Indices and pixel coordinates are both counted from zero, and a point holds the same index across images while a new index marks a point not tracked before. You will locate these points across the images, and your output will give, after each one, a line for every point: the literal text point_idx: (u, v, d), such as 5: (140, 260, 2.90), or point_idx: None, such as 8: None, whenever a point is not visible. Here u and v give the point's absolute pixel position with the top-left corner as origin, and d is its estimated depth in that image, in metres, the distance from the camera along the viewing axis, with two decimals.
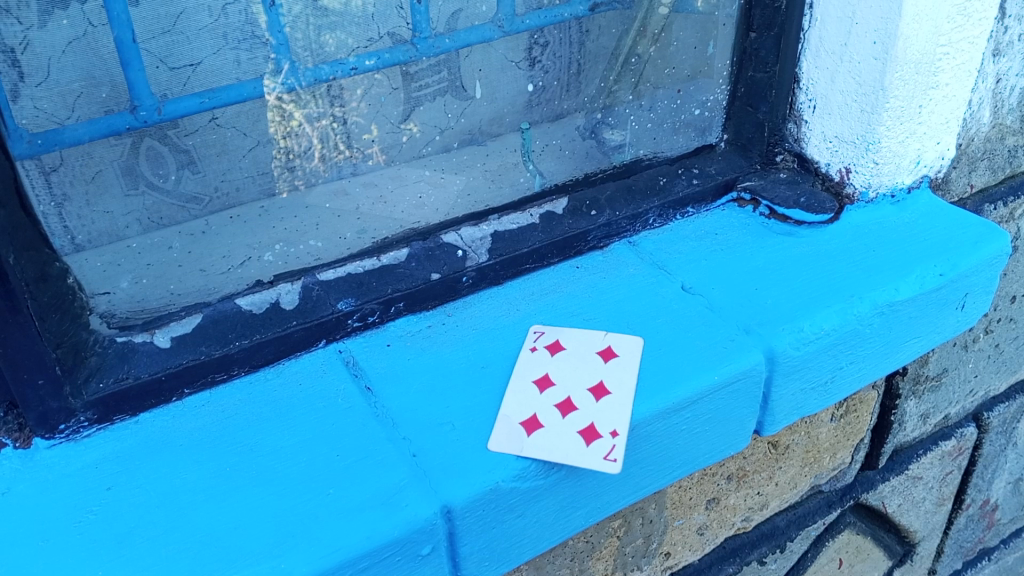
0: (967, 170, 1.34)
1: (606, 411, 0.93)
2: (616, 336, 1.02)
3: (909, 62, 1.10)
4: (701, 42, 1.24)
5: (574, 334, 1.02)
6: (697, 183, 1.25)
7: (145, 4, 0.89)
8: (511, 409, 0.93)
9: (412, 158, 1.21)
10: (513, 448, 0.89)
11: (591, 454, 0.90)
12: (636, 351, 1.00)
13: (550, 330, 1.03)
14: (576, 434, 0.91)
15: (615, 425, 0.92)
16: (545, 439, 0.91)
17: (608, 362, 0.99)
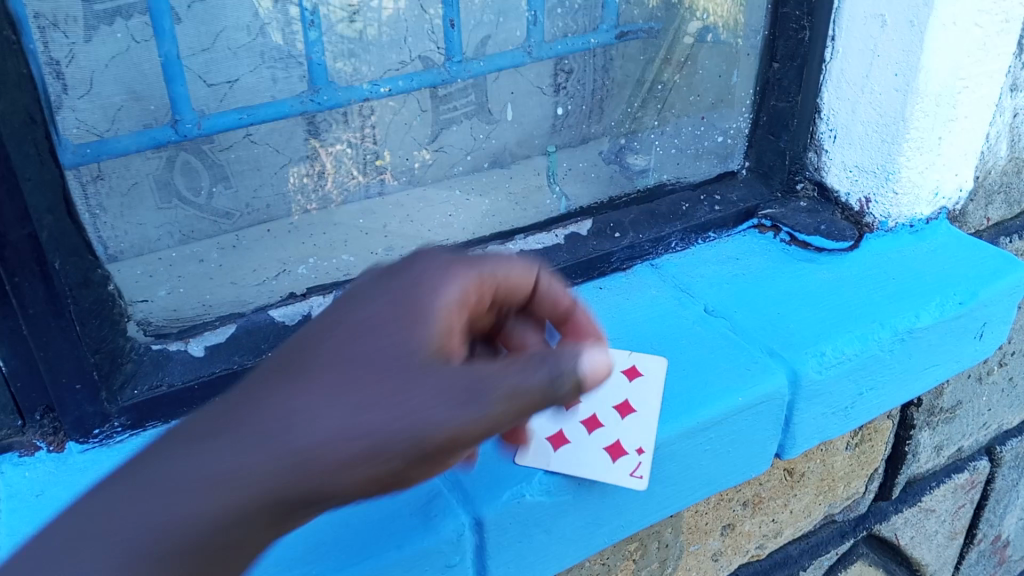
0: (984, 203, 1.35)
1: (633, 430, 0.94)
2: (640, 355, 1.01)
3: (929, 94, 1.12)
4: (725, 71, 1.26)
5: (602, 353, 1.02)
6: (720, 209, 1.27)
7: (187, 21, 0.91)
8: (539, 424, 0.95)
9: (441, 177, 1.21)
10: (541, 463, 0.91)
11: (617, 471, 0.92)
12: (663, 370, 0.99)
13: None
14: (603, 451, 0.93)
15: (641, 442, 0.93)
16: (573, 455, 0.92)
17: (634, 381, 0.97)
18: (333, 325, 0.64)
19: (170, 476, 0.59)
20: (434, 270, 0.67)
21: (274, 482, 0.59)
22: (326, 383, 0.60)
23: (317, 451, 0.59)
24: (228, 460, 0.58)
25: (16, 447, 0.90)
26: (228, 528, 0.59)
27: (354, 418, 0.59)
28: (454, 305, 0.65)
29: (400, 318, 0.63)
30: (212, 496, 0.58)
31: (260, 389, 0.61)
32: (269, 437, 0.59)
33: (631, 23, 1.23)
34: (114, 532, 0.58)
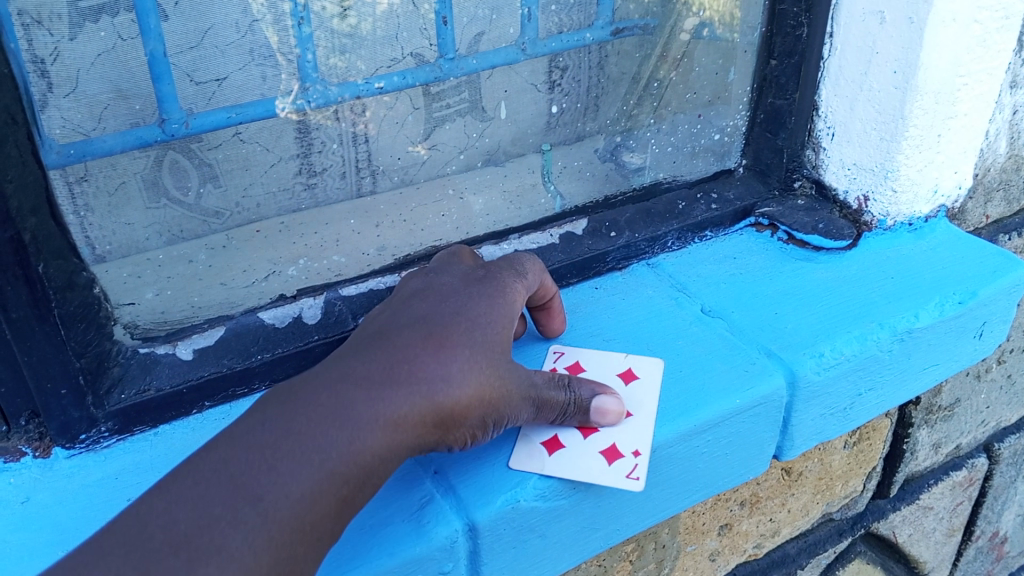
0: (982, 201, 1.33)
1: (627, 432, 0.92)
2: (636, 358, 1.01)
3: (929, 91, 1.11)
4: (722, 68, 1.24)
5: (597, 357, 1.02)
6: (716, 208, 1.27)
7: (174, 18, 0.88)
8: (531, 429, 0.93)
9: (434, 175, 1.18)
10: (536, 467, 0.89)
11: (613, 473, 0.89)
12: (658, 373, 0.99)
13: (569, 352, 1.03)
14: (598, 454, 0.90)
15: (637, 445, 0.92)
16: (568, 458, 0.90)
17: (630, 384, 0.98)
18: (366, 377, 0.78)
19: (257, 501, 0.71)
20: (433, 354, 0.79)
21: (344, 501, 0.75)
22: (367, 422, 0.75)
23: (368, 476, 0.76)
24: (296, 476, 0.73)
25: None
26: (313, 547, 0.73)
27: (395, 446, 0.76)
28: (468, 388, 0.79)
29: (418, 394, 0.77)
30: (296, 516, 0.72)
31: (318, 421, 0.75)
32: (330, 463, 0.74)
33: (628, 19, 1.18)
34: (219, 551, 0.69)
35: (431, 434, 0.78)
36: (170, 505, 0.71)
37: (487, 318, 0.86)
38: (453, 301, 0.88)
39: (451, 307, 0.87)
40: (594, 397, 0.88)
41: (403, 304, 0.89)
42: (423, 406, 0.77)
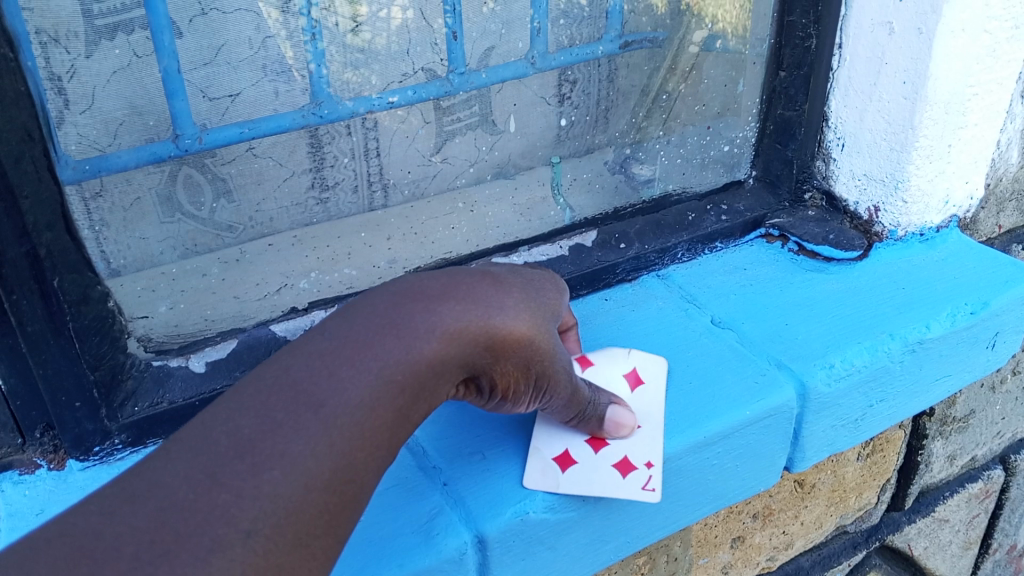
0: (995, 210, 1.33)
1: (637, 442, 0.92)
2: (640, 358, 1.00)
3: (938, 102, 1.11)
4: (731, 80, 1.24)
5: (601, 358, 1.00)
6: (727, 219, 1.27)
7: (188, 36, 0.90)
8: (542, 442, 0.91)
9: (444, 189, 1.19)
10: (548, 484, 0.88)
11: (626, 487, 0.90)
12: (661, 377, 0.99)
13: (575, 352, 1.00)
14: (611, 468, 0.90)
15: (649, 457, 0.92)
16: (581, 474, 0.89)
17: (636, 390, 0.97)
18: (424, 294, 0.75)
19: (317, 407, 0.69)
20: (489, 286, 0.78)
21: (401, 416, 0.72)
22: (425, 332, 0.72)
23: (424, 391, 0.73)
24: (354, 383, 0.70)
25: (16, 465, 0.92)
26: (370, 457, 0.71)
27: (453, 359, 0.73)
28: (523, 315, 0.76)
29: (474, 312, 0.74)
30: (355, 425, 0.70)
31: (379, 332, 0.72)
32: (386, 372, 0.71)
33: (638, 32, 1.19)
34: (280, 455, 0.67)
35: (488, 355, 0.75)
36: (234, 412, 0.70)
37: (540, 277, 0.85)
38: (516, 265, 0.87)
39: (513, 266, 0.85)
40: (607, 408, 0.89)
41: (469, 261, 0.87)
42: (480, 327, 0.74)
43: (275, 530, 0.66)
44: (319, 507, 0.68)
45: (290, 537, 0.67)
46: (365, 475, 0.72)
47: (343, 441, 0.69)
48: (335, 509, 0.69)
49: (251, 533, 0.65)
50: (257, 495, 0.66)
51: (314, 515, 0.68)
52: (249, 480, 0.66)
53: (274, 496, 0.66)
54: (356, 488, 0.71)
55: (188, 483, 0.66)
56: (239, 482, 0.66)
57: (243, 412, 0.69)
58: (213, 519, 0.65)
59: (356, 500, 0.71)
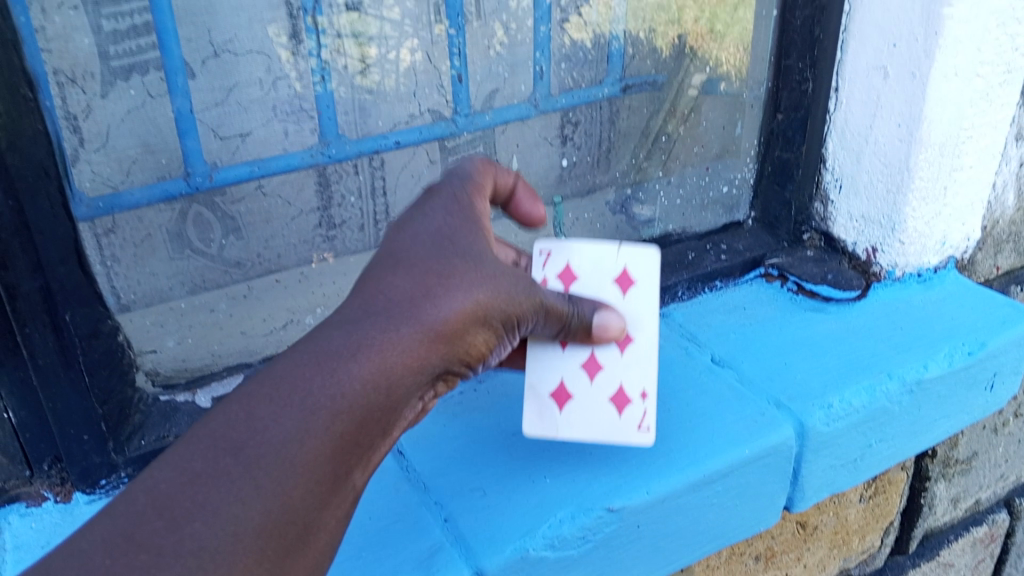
0: (993, 252, 1.34)
1: (632, 370, 0.91)
2: (630, 251, 0.92)
3: (933, 144, 1.12)
4: (729, 122, 1.28)
5: (587, 255, 0.92)
6: (726, 258, 1.27)
7: (201, 76, 0.94)
8: (537, 379, 0.90)
9: None
10: (549, 429, 0.91)
11: (624, 424, 0.91)
12: (655, 272, 0.92)
13: (557, 252, 0.92)
14: (609, 403, 0.91)
15: (644, 386, 0.91)
16: (579, 411, 0.91)
17: (627, 295, 0.91)
18: (347, 314, 0.72)
19: (238, 452, 0.66)
20: (410, 276, 0.74)
21: (341, 444, 0.69)
22: (346, 354, 0.70)
23: (363, 413, 0.70)
24: (277, 421, 0.67)
25: (22, 497, 0.93)
26: (309, 493, 0.67)
27: (379, 377, 0.71)
28: (458, 304, 0.74)
29: (404, 315, 0.72)
30: (283, 459, 0.66)
31: (303, 363, 0.69)
32: (312, 402, 0.68)
33: (638, 76, 1.25)
34: (201, 507, 0.64)
35: (425, 361, 0.74)
36: (153, 470, 0.65)
37: (473, 235, 0.79)
38: (447, 224, 0.79)
39: (440, 223, 0.79)
40: (594, 313, 0.86)
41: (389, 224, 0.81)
42: (414, 329, 0.72)
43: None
44: (256, 554, 0.65)
45: None
46: (308, 514, 0.68)
47: (270, 480, 0.66)
48: (278, 554, 0.66)
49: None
50: (181, 553, 0.62)
51: (251, 563, 0.64)
52: (171, 536, 0.62)
53: (200, 550, 0.63)
54: (300, 532, 0.67)
55: (105, 548, 0.61)
56: (161, 541, 0.62)
57: (162, 466, 0.65)
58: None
59: (305, 540, 0.68)
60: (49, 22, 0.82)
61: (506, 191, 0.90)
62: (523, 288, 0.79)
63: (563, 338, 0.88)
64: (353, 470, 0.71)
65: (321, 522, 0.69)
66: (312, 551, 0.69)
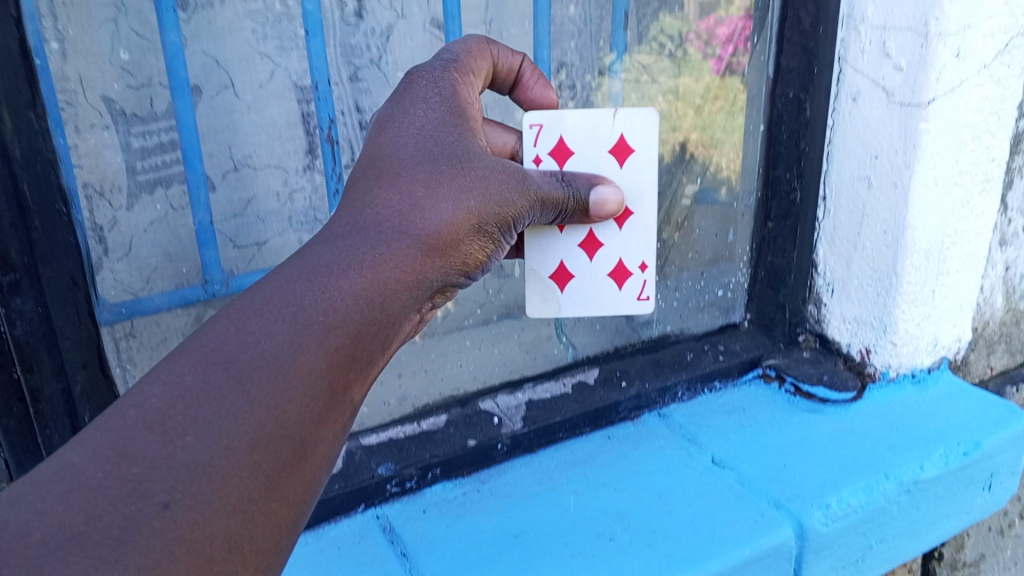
0: (985, 352, 1.37)
1: (630, 242, 1.06)
2: (626, 117, 1.02)
3: (918, 250, 1.17)
4: (721, 229, 1.33)
5: (582, 123, 1.02)
6: (723, 358, 1.32)
7: (221, 189, 1.03)
8: (539, 264, 1.05)
9: (453, 328, 1.24)
10: (550, 309, 1.08)
11: (625, 296, 1.09)
12: (651, 129, 1.02)
13: (548, 124, 1.01)
14: (609, 279, 1.08)
15: (643, 258, 1.07)
16: (579, 291, 1.07)
17: (624, 167, 1.01)
18: (337, 230, 0.72)
19: (229, 363, 0.61)
20: (396, 188, 0.75)
21: (338, 357, 0.66)
22: (339, 267, 0.68)
23: (359, 327, 0.68)
24: (269, 330, 0.63)
25: None
26: (306, 404, 0.63)
27: (376, 288, 0.69)
28: (446, 215, 0.76)
29: (394, 231, 0.73)
30: (278, 373, 0.62)
31: (296, 278, 0.67)
32: (304, 315, 0.65)
33: None
34: (195, 420, 0.58)
35: (418, 274, 0.74)
36: (138, 387, 0.59)
37: (462, 138, 0.81)
38: (435, 121, 0.82)
39: (424, 141, 0.80)
40: (592, 189, 0.93)
41: (373, 133, 0.83)
42: (405, 241, 0.73)
43: (201, 498, 0.56)
44: (253, 470, 0.59)
45: (227, 507, 0.57)
46: (305, 428, 0.62)
47: (265, 393, 0.61)
48: (275, 469, 0.60)
49: (173, 507, 0.55)
50: (174, 465, 0.56)
51: (248, 477, 0.58)
52: (161, 450, 0.56)
53: (194, 464, 0.56)
54: (298, 449, 0.62)
55: (92, 463, 0.55)
56: (151, 455, 0.56)
57: (148, 382, 0.59)
58: (126, 499, 0.54)
59: (304, 454, 0.62)
60: (81, 141, 0.92)
61: (513, 74, 0.98)
62: (515, 188, 0.83)
63: (561, 221, 0.94)
64: (351, 386, 0.67)
65: (321, 439, 0.64)
66: (313, 471, 0.63)
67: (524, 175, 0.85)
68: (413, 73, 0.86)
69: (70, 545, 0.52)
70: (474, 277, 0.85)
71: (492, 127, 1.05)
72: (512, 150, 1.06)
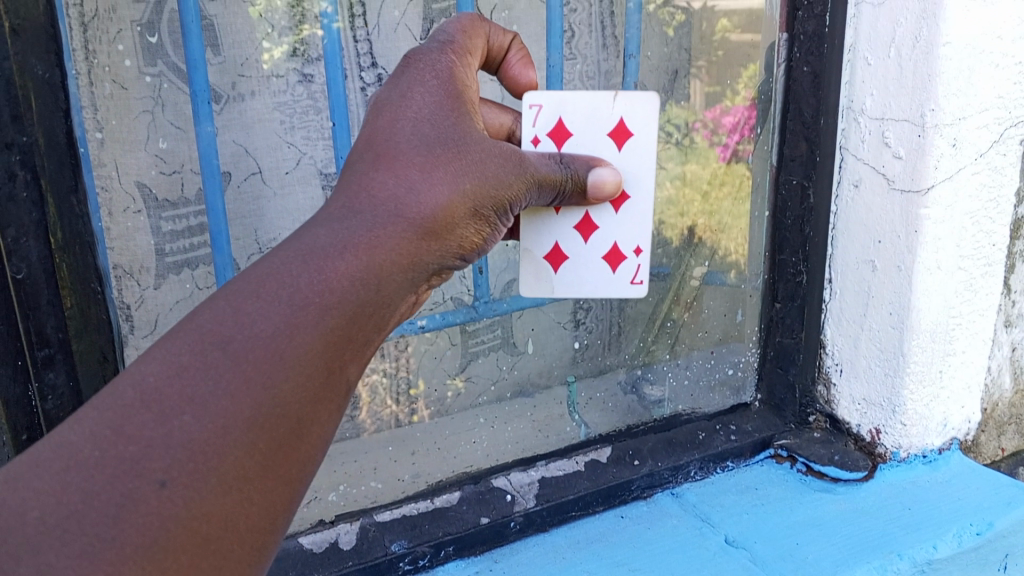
0: (996, 433, 1.37)
1: (624, 225, 0.95)
2: (627, 99, 0.93)
3: (924, 331, 1.19)
4: (730, 309, 1.39)
5: (582, 108, 0.93)
6: (736, 438, 1.32)
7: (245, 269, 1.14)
8: (534, 246, 0.96)
9: (468, 405, 1.38)
10: (543, 289, 0.99)
11: (618, 280, 0.99)
12: (650, 118, 0.94)
13: (548, 105, 0.92)
14: (601, 261, 0.98)
15: (639, 243, 0.97)
16: (572, 272, 0.98)
17: (621, 151, 0.94)
18: (332, 212, 0.62)
19: (225, 343, 0.52)
20: (405, 159, 0.67)
21: (337, 343, 0.57)
22: (341, 240, 0.59)
23: (358, 310, 0.59)
24: (261, 315, 0.54)
25: None
26: (305, 391, 0.54)
27: (407, 271, 0.63)
28: (447, 193, 0.67)
29: (391, 211, 0.63)
30: (275, 356, 0.53)
31: (293, 256, 0.58)
32: (303, 297, 0.56)
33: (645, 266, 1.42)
34: (190, 402, 0.50)
35: (420, 253, 0.65)
36: (132, 364, 0.51)
37: (461, 122, 0.72)
38: (433, 102, 0.72)
39: (435, 111, 0.72)
40: (589, 171, 0.86)
41: (372, 106, 0.73)
42: (404, 220, 0.63)
43: (198, 478, 0.49)
44: (249, 450, 0.51)
45: (214, 508, 0.50)
46: (308, 422, 0.54)
47: (262, 376, 0.53)
48: (278, 464, 0.53)
49: (171, 485, 0.48)
50: (171, 449, 0.49)
51: (245, 458, 0.51)
52: (156, 433, 0.49)
53: (191, 449, 0.49)
54: (297, 433, 0.54)
55: (86, 444, 0.48)
56: (147, 434, 0.49)
57: (141, 361, 0.51)
58: (122, 479, 0.47)
59: (300, 443, 0.54)
60: (115, 223, 1.03)
61: (502, 52, 0.91)
62: (517, 176, 0.76)
63: (557, 203, 0.87)
64: (349, 372, 0.58)
65: (318, 428, 0.55)
66: (304, 465, 0.55)
67: (521, 160, 0.77)
68: (411, 56, 0.77)
69: (68, 523, 0.46)
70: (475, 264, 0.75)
71: (489, 106, 0.97)
72: (510, 130, 0.99)
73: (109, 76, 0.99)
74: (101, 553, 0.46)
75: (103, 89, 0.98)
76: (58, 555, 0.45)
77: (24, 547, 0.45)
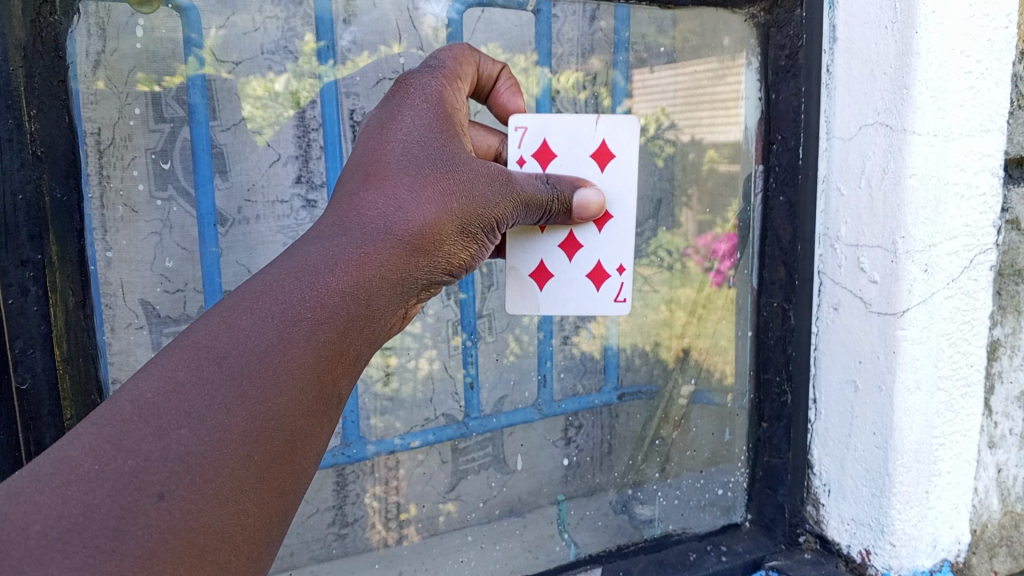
0: (986, 555, 1.37)
1: (608, 247, 1.12)
2: (609, 126, 1.09)
3: (907, 450, 1.20)
4: (717, 428, 1.42)
5: (564, 131, 1.09)
6: (726, 558, 1.35)
7: None
8: (520, 264, 1.12)
9: (457, 524, 1.34)
10: (530, 306, 1.15)
11: (603, 298, 1.15)
12: (630, 139, 1.09)
13: (533, 128, 1.08)
14: (587, 279, 1.14)
15: (621, 262, 1.14)
16: (556, 290, 1.14)
17: (604, 171, 1.10)
18: (326, 232, 0.78)
19: (220, 359, 0.65)
20: (388, 190, 0.82)
21: (325, 351, 0.70)
22: (328, 263, 0.74)
23: (346, 323, 0.73)
24: (256, 327, 0.68)
25: None
26: (297, 399, 0.67)
27: (386, 286, 0.78)
28: (425, 217, 0.82)
29: (380, 230, 0.79)
30: (267, 367, 0.66)
31: (283, 275, 0.72)
32: (294, 312, 0.70)
33: (633, 385, 1.42)
34: (188, 414, 0.62)
35: (403, 272, 0.80)
36: (133, 383, 0.63)
37: (447, 143, 0.87)
38: (423, 125, 0.88)
39: (417, 145, 0.86)
40: (576, 192, 1.02)
41: (368, 136, 0.89)
42: (392, 242, 0.79)
43: (193, 490, 0.59)
44: (244, 460, 0.62)
45: (213, 498, 0.60)
46: (296, 421, 0.66)
47: (254, 386, 0.65)
48: (267, 461, 0.64)
49: (168, 498, 0.58)
50: (168, 458, 0.59)
51: (240, 469, 0.62)
52: (156, 443, 0.60)
53: (187, 456, 0.60)
54: (288, 441, 0.66)
55: (90, 456, 0.59)
56: (146, 447, 0.59)
57: (142, 378, 0.63)
58: (124, 490, 0.57)
59: (294, 450, 0.66)
60: (117, 338, 1.06)
61: (492, 80, 1.06)
62: (499, 191, 0.91)
63: (547, 221, 1.03)
64: (340, 378, 0.71)
65: (312, 430, 0.68)
66: (304, 463, 0.67)
67: (508, 179, 0.93)
68: (405, 82, 0.93)
69: (69, 537, 0.55)
70: (462, 273, 0.92)
71: (479, 130, 1.12)
72: (497, 151, 1.14)
73: (121, 201, 1.05)
74: (102, 565, 0.55)
75: (115, 212, 1.04)
76: (59, 566, 0.54)
77: (25, 560, 0.54)
